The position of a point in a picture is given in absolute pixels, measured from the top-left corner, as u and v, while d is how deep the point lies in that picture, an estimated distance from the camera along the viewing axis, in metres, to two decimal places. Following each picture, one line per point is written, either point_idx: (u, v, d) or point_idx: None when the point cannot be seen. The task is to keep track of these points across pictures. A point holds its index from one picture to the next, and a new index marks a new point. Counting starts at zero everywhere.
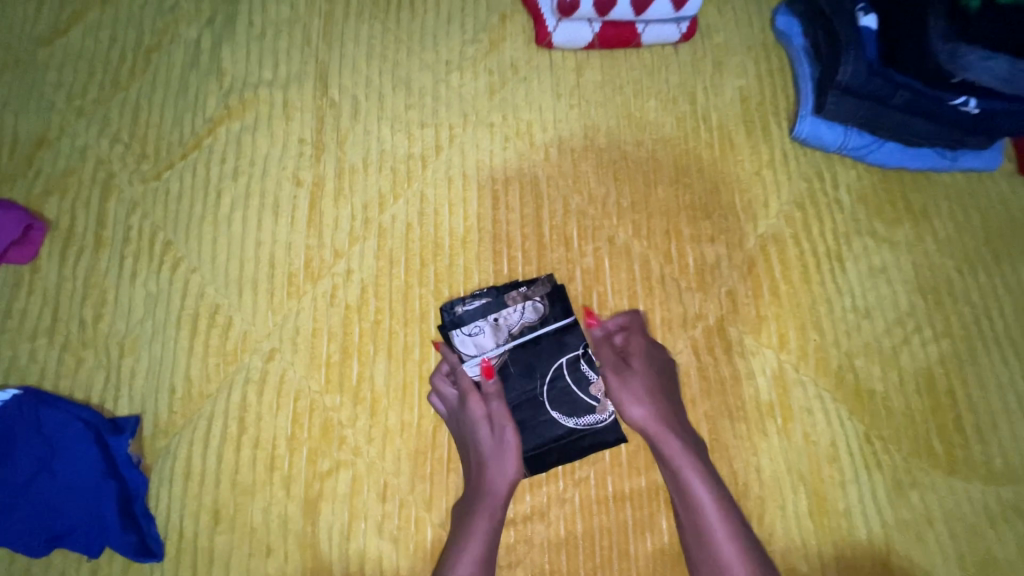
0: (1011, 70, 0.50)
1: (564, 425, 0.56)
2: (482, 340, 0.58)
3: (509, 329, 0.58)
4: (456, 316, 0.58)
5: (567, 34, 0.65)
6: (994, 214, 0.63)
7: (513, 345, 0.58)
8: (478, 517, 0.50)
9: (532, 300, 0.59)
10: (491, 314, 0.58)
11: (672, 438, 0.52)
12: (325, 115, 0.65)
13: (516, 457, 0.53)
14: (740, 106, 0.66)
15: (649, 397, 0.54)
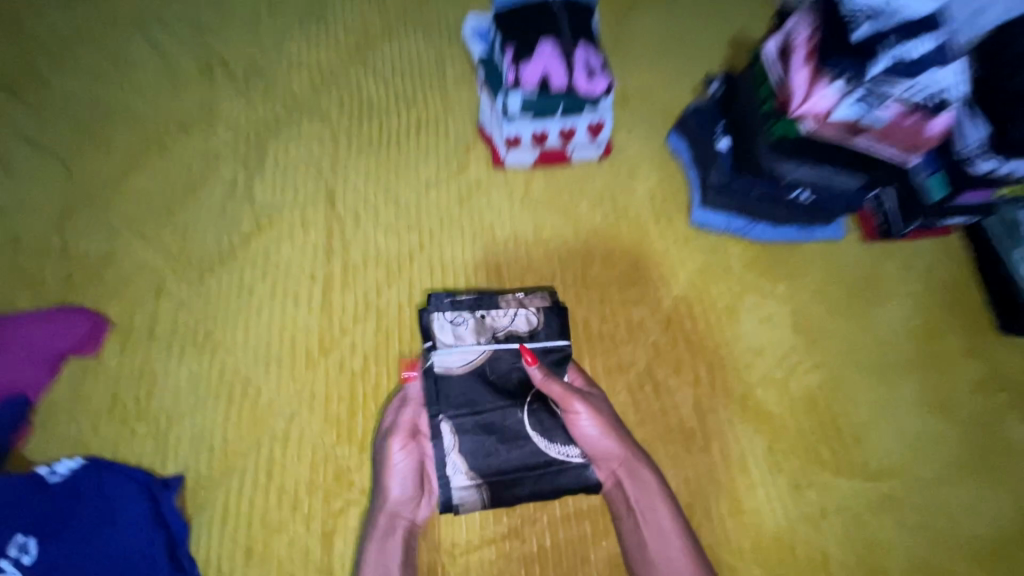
0: (817, 171, 0.71)
1: (547, 453, 0.66)
2: (462, 329, 0.68)
3: (493, 329, 0.69)
4: (443, 304, 0.69)
5: (515, 157, 0.86)
6: (852, 269, 0.82)
7: (494, 346, 0.68)
8: (375, 536, 0.62)
9: (524, 311, 0.70)
10: (479, 312, 0.69)
11: (642, 467, 0.64)
12: (333, 226, 0.83)
13: (393, 469, 0.64)
14: (651, 200, 0.86)
15: (616, 429, 0.65)
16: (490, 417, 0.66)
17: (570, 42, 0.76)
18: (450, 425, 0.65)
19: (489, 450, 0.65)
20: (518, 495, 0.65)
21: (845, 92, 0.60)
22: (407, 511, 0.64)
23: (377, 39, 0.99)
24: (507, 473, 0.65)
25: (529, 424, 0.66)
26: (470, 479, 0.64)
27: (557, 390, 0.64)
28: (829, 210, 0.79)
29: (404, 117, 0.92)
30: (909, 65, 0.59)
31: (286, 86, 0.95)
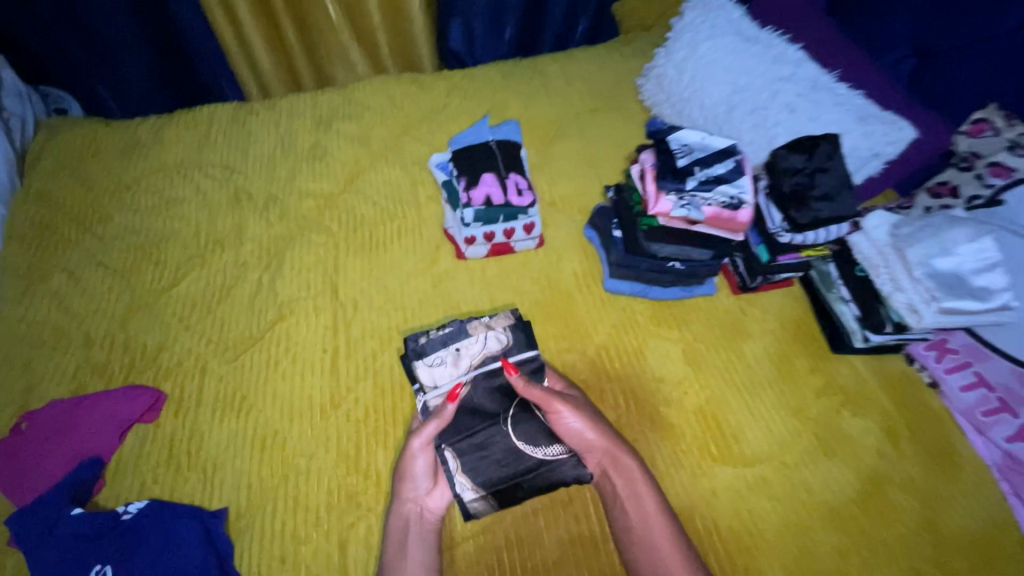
0: (678, 248, 1.01)
1: (535, 457, 0.90)
2: (444, 365, 0.96)
3: (472, 355, 0.96)
4: (420, 349, 0.97)
5: (473, 252, 1.16)
6: (725, 314, 1.12)
7: (478, 371, 0.95)
8: (397, 529, 0.84)
9: (492, 335, 0.98)
10: (454, 346, 0.97)
11: (624, 456, 0.87)
12: (338, 310, 1.10)
13: (418, 469, 0.87)
14: (576, 275, 1.16)
15: (596, 425, 0.89)
16: (484, 437, 0.91)
17: (504, 173, 1.10)
18: (454, 453, 0.89)
19: (488, 466, 0.89)
20: (518, 497, 0.88)
21: (676, 203, 0.94)
22: (422, 499, 0.87)
23: (366, 171, 1.33)
24: (507, 481, 0.88)
25: (517, 435, 0.91)
26: (477, 493, 0.87)
27: (539, 394, 0.89)
28: (703, 276, 1.09)
29: (388, 227, 1.23)
30: (710, 182, 0.94)
31: (298, 209, 1.26)
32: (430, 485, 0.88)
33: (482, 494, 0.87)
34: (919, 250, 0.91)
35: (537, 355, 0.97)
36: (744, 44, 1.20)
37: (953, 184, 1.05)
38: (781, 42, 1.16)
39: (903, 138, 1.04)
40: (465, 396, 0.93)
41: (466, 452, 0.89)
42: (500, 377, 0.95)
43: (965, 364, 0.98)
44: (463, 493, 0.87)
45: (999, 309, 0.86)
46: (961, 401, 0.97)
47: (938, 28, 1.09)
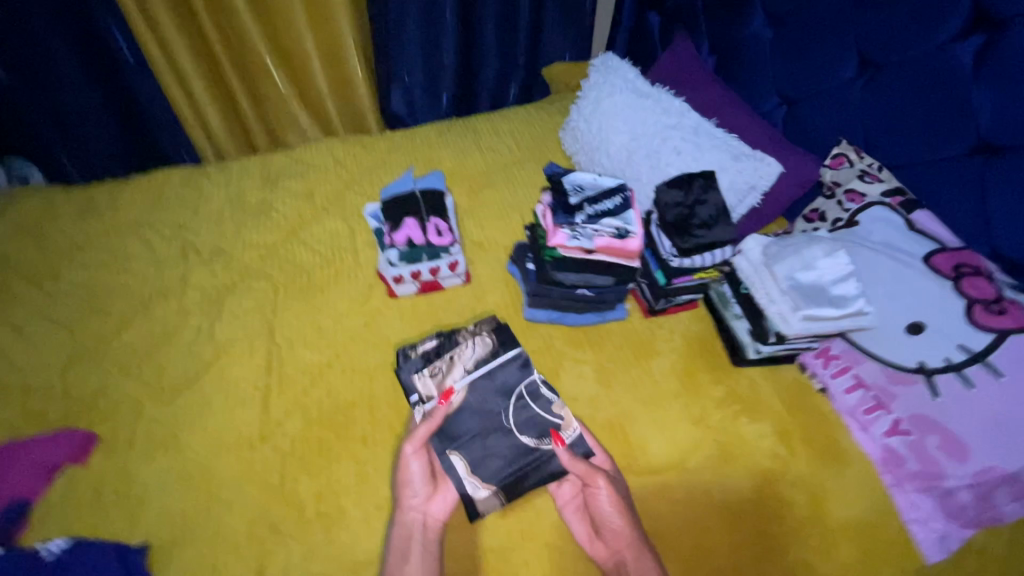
0: (581, 276, 1.12)
1: (539, 447, 1.01)
2: (437, 372, 1.08)
3: (463, 361, 1.09)
4: (411, 361, 1.10)
5: (403, 290, 1.26)
6: (635, 336, 1.22)
7: (470, 376, 1.07)
8: (395, 542, 0.90)
9: (479, 339, 1.12)
10: (445, 356, 1.10)
11: (645, 551, 0.88)
12: (273, 349, 1.17)
13: (422, 475, 0.97)
14: (499, 307, 1.26)
15: (624, 512, 0.91)
16: (484, 436, 1.02)
17: (425, 217, 1.21)
18: (460, 456, 1.00)
19: (493, 463, 0.99)
20: (524, 489, 0.97)
21: (570, 237, 1.05)
22: (421, 508, 0.96)
23: (308, 223, 1.43)
24: (514, 473, 0.98)
25: (515, 428, 1.02)
26: (485, 491, 0.97)
27: (581, 467, 0.94)
28: (611, 300, 1.19)
29: (327, 272, 1.32)
30: (597, 216, 1.06)
31: (241, 259, 1.35)
32: (430, 493, 0.97)
33: (491, 491, 0.97)
34: (784, 266, 1.03)
35: (521, 352, 1.10)
36: (639, 98, 1.38)
37: (821, 210, 1.19)
38: (670, 98, 1.35)
39: (772, 173, 1.18)
40: (462, 398, 1.05)
41: (471, 452, 1.00)
42: (492, 377, 1.07)
43: (846, 368, 1.07)
44: (475, 490, 0.97)
45: (856, 314, 0.97)
46: (845, 401, 1.06)
47: (796, 83, 1.29)
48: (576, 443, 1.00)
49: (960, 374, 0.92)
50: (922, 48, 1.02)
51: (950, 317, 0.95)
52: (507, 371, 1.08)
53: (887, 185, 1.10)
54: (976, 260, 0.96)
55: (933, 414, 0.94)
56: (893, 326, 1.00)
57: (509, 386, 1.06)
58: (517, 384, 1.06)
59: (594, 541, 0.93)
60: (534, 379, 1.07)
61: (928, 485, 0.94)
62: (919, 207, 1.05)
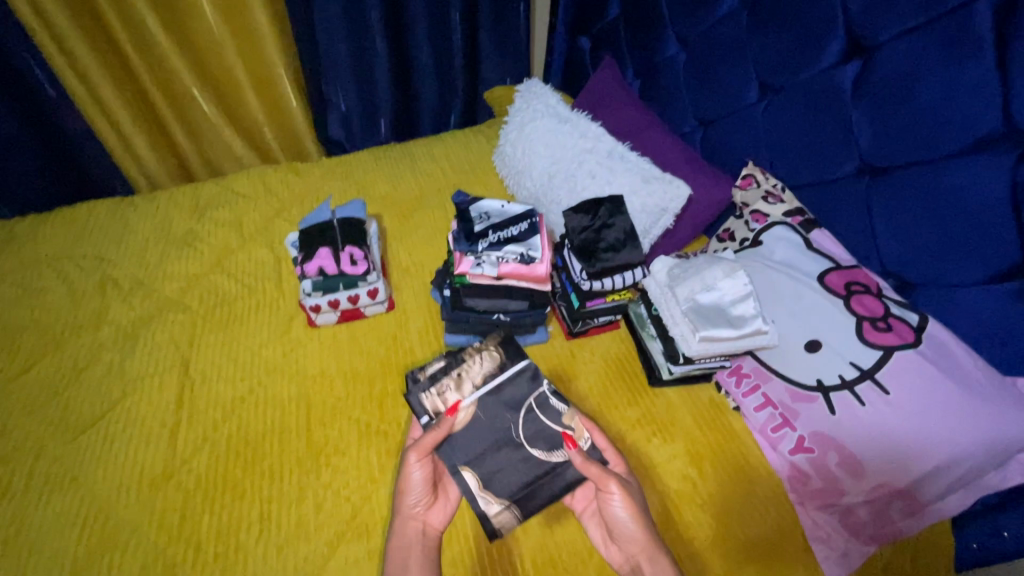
0: (492, 301, 1.12)
1: (551, 460, 0.99)
2: (446, 390, 1.05)
3: (473, 378, 1.06)
4: (419, 381, 1.07)
5: (323, 319, 1.24)
6: (556, 359, 1.22)
7: (480, 391, 1.04)
8: (396, 552, 0.88)
9: (488, 354, 1.09)
10: (454, 373, 1.07)
11: (660, 554, 0.84)
12: (185, 384, 1.15)
13: (421, 484, 0.93)
14: (420, 334, 1.25)
15: (638, 517, 0.86)
16: (495, 451, 0.99)
17: (340, 247, 1.21)
18: (472, 472, 0.97)
19: (506, 478, 0.97)
20: (538, 504, 0.95)
21: (473, 264, 1.08)
22: (419, 517, 0.93)
23: (233, 252, 1.42)
24: (525, 487, 0.96)
25: (526, 441, 1.00)
26: (499, 507, 0.94)
27: (595, 470, 0.89)
28: (531, 323, 1.19)
29: (248, 302, 1.31)
30: (500, 242, 1.06)
31: (161, 291, 1.33)
32: (430, 503, 0.94)
33: (504, 506, 0.94)
34: (687, 287, 1.04)
35: (529, 366, 1.08)
36: (559, 123, 1.41)
37: (732, 230, 1.21)
38: (588, 123, 1.38)
39: (682, 195, 1.21)
40: (471, 415, 1.02)
41: (483, 468, 0.97)
42: (503, 392, 1.05)
43: (756, 387, 1.08)
44: (489, 506, 0.94)
45: (754, 333, 0.98)
46: (755, 420, 1.07)
47: (709, 106, 1.33)
48: (589, 450, 0.98)
49: (853, 391, 0.93)
50: (811, 73, 1.06)
51: (843, 334, 0.96)
52: (517, 385, 1.06)
53: (788, 205, 1.13)
54: (867, 280, 0.99)
55: (831, 432, 0.94)
56: (792, 345, 1.02)
57: (517, 403, 1.04)
58: (526, 398, 1.04)
59: (609, 545, 0.91)
60: (545, 391, 1.05)
61: (829, 502, 0.94)
62: (816, 227, 1.09)
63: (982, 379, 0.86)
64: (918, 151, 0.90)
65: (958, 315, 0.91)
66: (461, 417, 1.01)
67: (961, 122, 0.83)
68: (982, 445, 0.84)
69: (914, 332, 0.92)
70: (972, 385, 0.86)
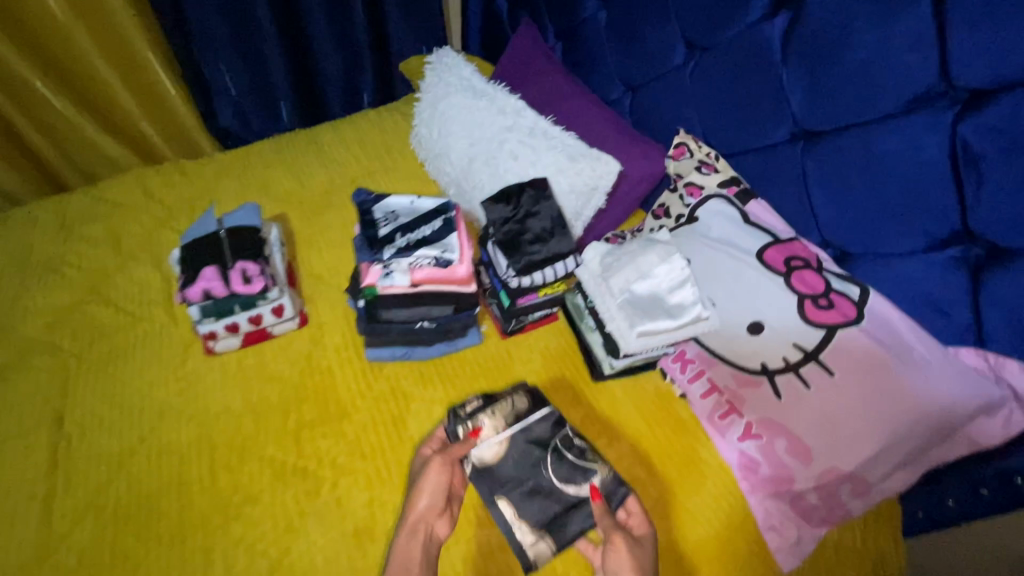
0: (412, 311, 1.00)
1: (576, 494, 0.91)
2: (483, 424, 0.97)
3: (505, 415, 0.99)
4: (458, 412, 0.99)
5: (223, 345, 1.10)
6: (492, 364, 1.11)
7: (513, 428, 0.97)
8: (402, 553, 0.82)
9: (517, 394, 1.01)
10: (488, 408, 0.99)
11: None
12: (58, 443, 0.98)
13: (432, 490, 0.88)
14: (340, 351, 1.12)
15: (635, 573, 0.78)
16: (528, 482, 0.92)
17: (229, 263, 1.04)
18: (508, 501, 0.91)
19: (541, 507, 0.90)
20: (571, 534, 0.88)
21: (381, 274, 0.98)
22: (428, 523, 0.87)
23: (112, 275, 1.22)
24: (557, 519, 0.89)
25: (557, 476, 0.93)
26: (534, 537, 0.88)
27: (606, 521, 0.84)
28: (459, 327, 1.09)
29: (133, 334, 1.13)
30: (410, 246, 0.98)
31: (22, 331, 1.13)
32: (439, 511, 0.89)
33: (539, 536, 0.88)
34: (620, 278, 0.95)
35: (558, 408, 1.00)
36: (473, 98, 1.26)
37: (666, 206, 1.11)
38: (505, 96, 1.23)
39: (613, 170, 1.11)
40: (502, 451, 0.95)
41: (518, 499, 0.91)
42: (533, 430, 0.97)
43: (701, 372, 1.01)
44: (523, 536, 0.88)
45: (694, 322, 0.92)
46: (702, 407, 1.00)
47: (635, 70, 1.22)
48: (610, 491, 0.89)
49: (797, 373, 0.88)
50: (734, 31, 0.97)
51: (784, 313, 0.91)
52: (545, 421, 0.98)
53: (723, 175, 1.05)
54: (806, 251, 0.93)
55: (778, 416, 0.89)
56: (734, 327, 0.95)
57: (546, 436, 0.96)
58: (554, 436, 0.96)
59: None
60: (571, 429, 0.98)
61: (780, 489, 0.90)
62: (753, 198, 1.01)
63: (927, 354, 0.82)
64: (851, 112, 0.83)
65: (898, 284, 0.86)
66: (493, 452, 0.95)
67: (895, 78, 0.76)
68: (927, 422, 0.80)
69: (856, 306, 0.87)
70: (916, 362, 0.82)
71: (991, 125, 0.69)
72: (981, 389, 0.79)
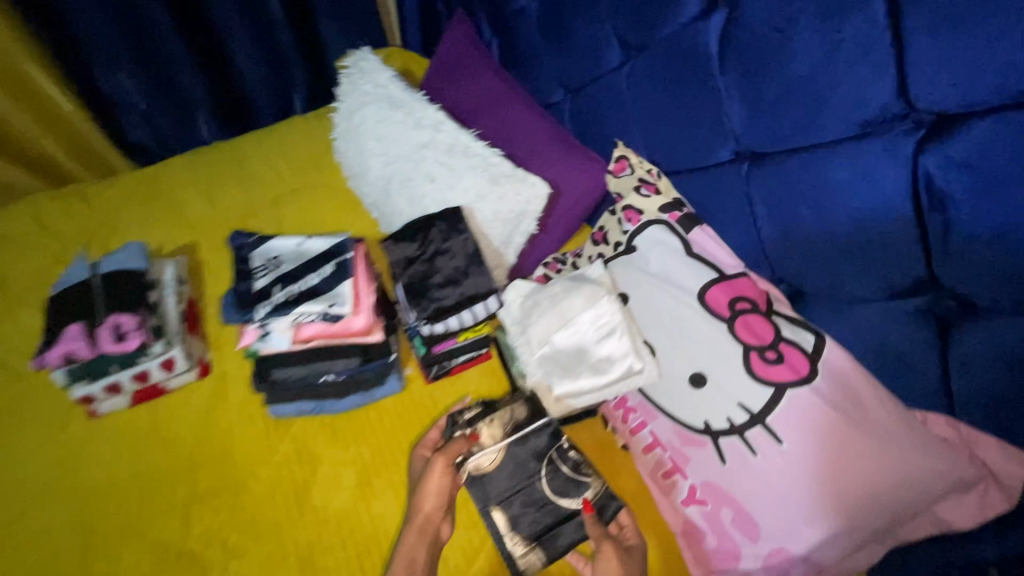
0: (307, 368, 0.92)
1: (571, 506, 0.84)
2: (483, 428, 0.90)
3: (503, 422, 0.91)
4: (456, 417, 0.92)
5: (108, 406, 0.98)
6: (416, 414, 0.98)
7: (513, 435, 0.89)
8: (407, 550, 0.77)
9: (516, 401, 0.93)
10: (486, 413, 0.92)
11: None
12: None
13: (436, 490, 0.82)
14: (244, 406, 1.00)
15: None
16: (524, 491, 0.85)
17: (99, 319, 0.93)
18: (502, 511, 0.84)
19: (534, 518, 0.83)
20: (562, 548, 0.81)
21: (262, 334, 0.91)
22: (433, 523, 0.80)
23: None
24: (551, 529, 0.82)
25: (552, 488, 0.85)
26: (525, 548, 0.81)
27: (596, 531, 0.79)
28: (371, 377, 0.96)
29: (14, 391, 1.02)
30: (292, 302, 0.90)
31: None
32: (444, 512, 0.82)
33: (529, 548, 0.81)
34: (539, 328, 0.85)
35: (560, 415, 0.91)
36: (390, 110, 1.11)
37: (604, 230, 0.97)
38: (423, 107, 1.08)
39: (542, 192, 0.97)
40: (499, 459, 0.87)
41: (513, 508, 0.84)
42: (534, 437, 0.89)
43: (643, 424, 0.88)
44: (512, 546, 0.81)
45: (626, 376, 0.81)
46: (645, 463, 0.88)
47: (572, 70, 1.06)
48: (603, 503, 0.83)
49: (743, 438, 0.75)
50: (671, 29, 0.82)
51: (728, 366, 0.77)
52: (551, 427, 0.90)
53: (664, 198, 0.89)
54: (755, 291, 0.79)
55: (723, 483, 0.77)
56: (673, 378, 0.83)
57: (543, 446, 0.88)
58: (555, 444, 0.88)
59: None
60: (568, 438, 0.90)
61: (726, 566, 0.78)
62: (697, 225, 0.86)
63: (888, 421, 0.69)
64: (798, 132, 0.68)
65: (860, 333, 0.73)
66: (490, 459, 0.87)
67: (845, 95, 0.62)
68: (888, 502, 0.68)
69: (809, 361, 0.74)
70: (877, 430, 0.69)
71: (959, 158, 0.56)
72: (950, 466, 0.67)
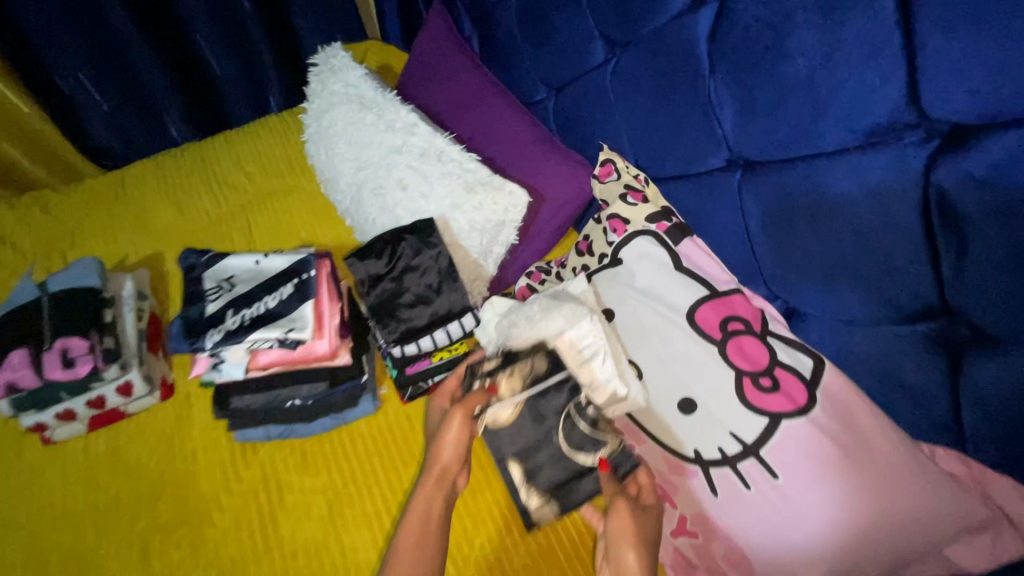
0: (269, 396, 0.90)
1: (588, 461, 0.77)
2: (501, 377, 0.81)
3: (523, 373, 0.81)
4: (473, 366, 0.83)
5: (63, 433, 0.92)
6: (389, 436, 0.92)
7: (534, 387, 0.80)
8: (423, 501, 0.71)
9: (539, 351, 0.82)
10: (506, 360, 0.82)
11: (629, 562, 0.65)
12: None
13: (454, 445, 0.75)
14: (209, 431, 0.94)
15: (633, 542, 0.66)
16: (543, 443, 0.78)
17: (47, 346, 0.87)
18: (519, 465, 0.78)
19: (549, 471, 0.77)
20: (578, 500, 0.76)
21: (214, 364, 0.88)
22: (451, 475, 0.74)
23: None
24: (567, 483, 0.77)
25: (570, 442, 0.78)
26: (540, 500, 0.76)
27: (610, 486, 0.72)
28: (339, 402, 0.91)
29: None
30: (239, 331, 0.86)
31: None
32: (464, 464, 0.77)
33: (544, 501, 0.76)
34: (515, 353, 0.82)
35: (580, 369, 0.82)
36: (360, 111, 1.03)
37: (590, 239, 0.91)
38: (394, 108, 1.01)
39: (521, 202, 0.90)
40: (514, 413, 0.79)
41: (530, 460, 0.78)
42: (558, 387, 0.80)
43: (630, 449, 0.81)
44: (528, 497, 0.77)
45: (609, 401, 0.77)
46: None
47: (554, 70, 1.00)
48: (619, 460, 0.75)
49: (736, 469, 0.69)
50: (656, 26, 0.75)
51: (721, 393, 0.71)
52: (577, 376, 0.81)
53: (653, 207, 0.83)
54: (746, 309, 0.74)
55: (716, 515, 0.70)
56: (660, 403, 0.76)
57: (562, 403, 0.80)
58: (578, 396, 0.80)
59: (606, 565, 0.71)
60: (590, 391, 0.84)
61: None
62: (688, 235, 0.80)
63: (893, 454, 0.64)
64: (794, 141, 0.62)
65: (860, 358, 0.67)
66: (506, 412, 0.80)
67: (847, 101, 0.55)
68: (893, 543, 0.62)
69: (806, 388, 0.68)
70: (879, 464, 0.63)
71: (974, 171, 0.49)
72: (957, 505, 0.61)
